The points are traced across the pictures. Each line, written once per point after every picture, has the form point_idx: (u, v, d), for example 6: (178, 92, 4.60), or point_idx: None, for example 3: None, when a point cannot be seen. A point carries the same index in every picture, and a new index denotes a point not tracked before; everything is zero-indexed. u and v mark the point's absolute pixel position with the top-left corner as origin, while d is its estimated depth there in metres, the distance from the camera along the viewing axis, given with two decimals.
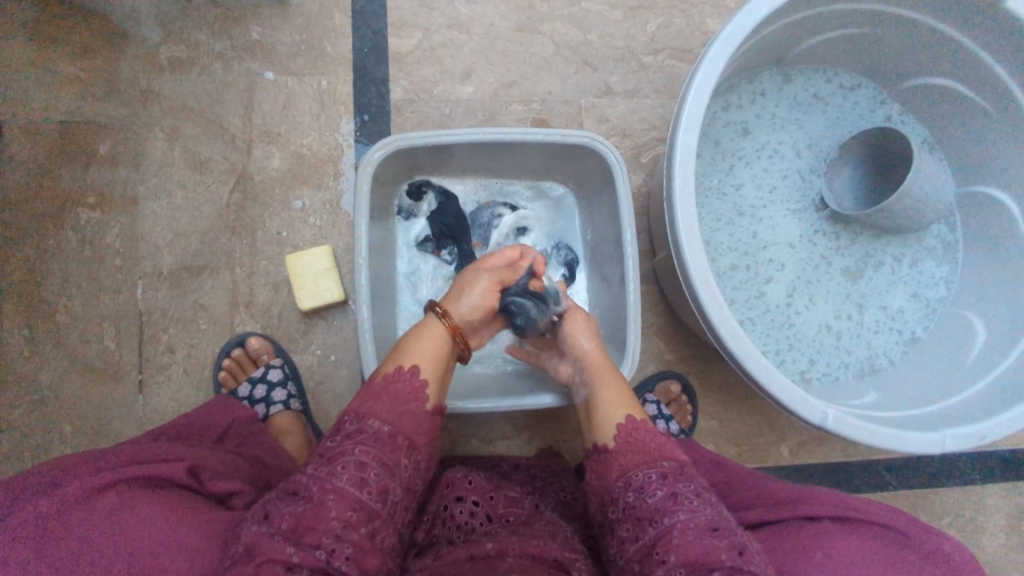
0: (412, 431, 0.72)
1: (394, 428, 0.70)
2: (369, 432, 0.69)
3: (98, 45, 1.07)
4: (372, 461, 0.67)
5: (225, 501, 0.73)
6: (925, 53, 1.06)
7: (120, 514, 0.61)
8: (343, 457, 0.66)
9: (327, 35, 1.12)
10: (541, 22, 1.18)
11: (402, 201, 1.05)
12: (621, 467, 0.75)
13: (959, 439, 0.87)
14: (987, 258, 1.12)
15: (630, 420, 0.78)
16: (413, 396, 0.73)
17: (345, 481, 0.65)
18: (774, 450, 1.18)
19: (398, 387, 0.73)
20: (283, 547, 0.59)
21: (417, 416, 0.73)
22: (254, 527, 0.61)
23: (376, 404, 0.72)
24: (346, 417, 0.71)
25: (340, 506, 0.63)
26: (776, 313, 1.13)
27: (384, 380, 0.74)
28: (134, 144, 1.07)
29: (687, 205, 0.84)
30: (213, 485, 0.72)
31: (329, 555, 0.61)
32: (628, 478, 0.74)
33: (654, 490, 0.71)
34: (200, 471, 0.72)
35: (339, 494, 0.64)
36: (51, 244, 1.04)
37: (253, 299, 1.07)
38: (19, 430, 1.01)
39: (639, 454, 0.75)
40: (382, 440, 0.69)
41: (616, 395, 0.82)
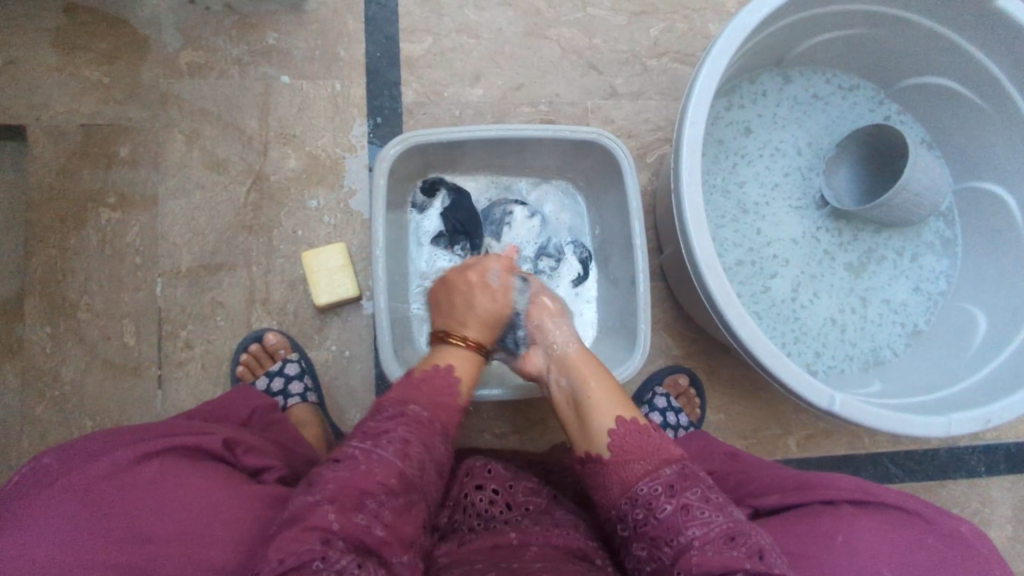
0: (447, 420, 0.78)
1: (432, 414, 0.76)
2: (412, 415, 0.74)
3: (120, 51, 1.11)
4: (414, 439, 0.71)
5: (255, 475, 0.78)
6: (920, 53, 1.10)
7: (164, 481, 0.65)
8: (387, 433, 0.70)
9: (341, 40, 1.16)
10: (547, 27, 1.22)
11: (416, 197, 1.08)
12: (623, 482, 0.75)
13: (965, 422, 0.89)
14: (987, 251, 1.15)
15: (622, 423, 0.78)
16: (447, 390, 0.80)
17: (391, 453, 0.68)
18: (781, 443, 1.20)
19: (436, 381, 0.81)
20: (325, 513, 0.61)
21: (451, 408, 0.79)
22: (304, 497, 0.64)
23: (416, 393, 0.78)
24: (386, 403, 0.76)
25: (384, 471, 0.66)
26: (781, 307, 1.15)
27: (423, 372, 0.81)
28: (154, 146, 1.10)
29: (695, 197, 0.87)
30: (246, 459, 0.77)
31: (370, 523, 0.63)
32: (631, 493, 0.74)
33: (662, 505, 0.71)
34: (233, 445, 0.77)
35: (383, 462, 0.67)
36: (74, 243, 1.07)
37: (269, 296, 1.09)
38: (40, 426, 1.03)
39: (638, 459, 0.75)
40: (423, 424, 0.74)
41: (605, 395, 0.82)
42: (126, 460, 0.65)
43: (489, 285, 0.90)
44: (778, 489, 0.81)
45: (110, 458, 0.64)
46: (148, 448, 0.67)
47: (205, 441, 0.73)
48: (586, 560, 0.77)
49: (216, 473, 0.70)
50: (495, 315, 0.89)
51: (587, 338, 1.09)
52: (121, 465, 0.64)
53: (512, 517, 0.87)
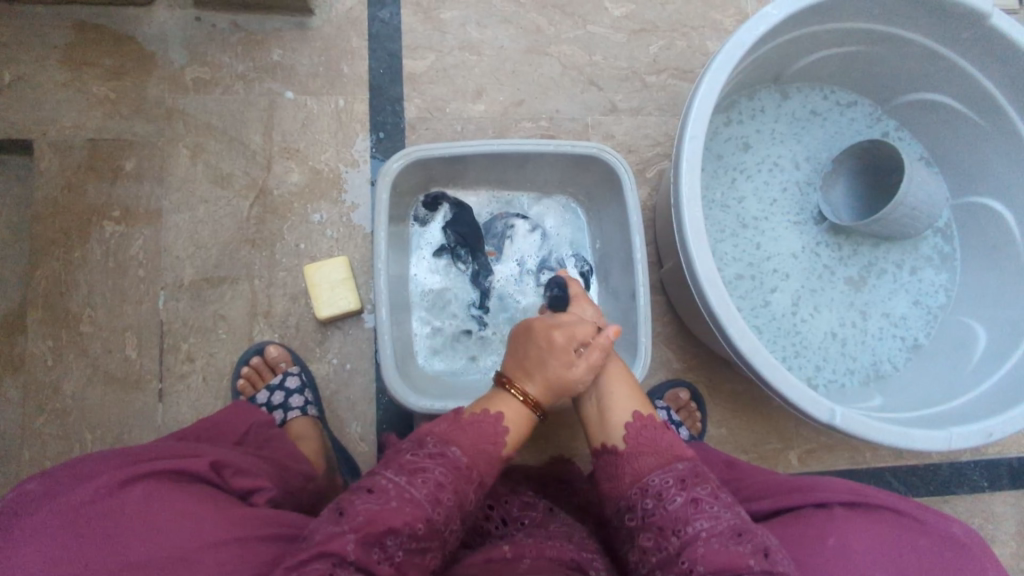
0: (484, 470, 0.75)
1: (472, 461, 0.74)
2: (450, 458, 0.72)
3: (128, 67, 1.12)
4: (449, 485, 0.70)
5: (246, 497, 0.78)
6: (916, 71, 1.12)
7: (151, 504, 0.65)
8: (424, 474, 0.70)
9: (345, 57, 1.18)
10: (548, 44, 1.23)
11: (418, 211, 1.08)
12: (635, 472, 0.77)
13: (965, 435, 0.89)
14: (985, 265, 1.15)
15: (638, 420, 0.80)
16: (493, 440, 0.77)
17: (423, 494, 0.68)
18: (782, 457, 1.19)
19: (483, 427, 0.77)
20: (347, 543, 0.62)
21: (490, 459, 0.76)
22: (330, 524, 0.64)
23: (462, 435, 0.75)
24: (429, 438, 0.75)
25: (412, 513, 0.66)
26: (782, 321, 1.15)
27: (472, 417, 0.77)
28: (159, 160, 1.11)
29: (694, 211, 0.88)
30: (235, 481, 0.78)
31: (381, 560, 0.63)
32: (643, 483, 0.75)
33: (672, 496, 0.73)
34: (223, 468, 0.77)
35: (414, 502, 0.67)
36: (78, 256, 1.07)
37: (271, 309, 1.10)
38: (40, 439, 1.03)
39: (653, 456, 0.77)
40: (459, 469, 0.72)
41: (626, 394, 0.84)
42: (108, 486, 0.65)
43: (571, 357, 0.81)
44: (773, 494, 0.81)
45: (94, 484, 0.65)
46: (133, 472, 0.67)
47: (193, 465, 0.73)
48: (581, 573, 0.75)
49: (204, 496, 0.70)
50: (562, 380, 0.82)
51: None
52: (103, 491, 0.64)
53: (509, 531, 0.86)
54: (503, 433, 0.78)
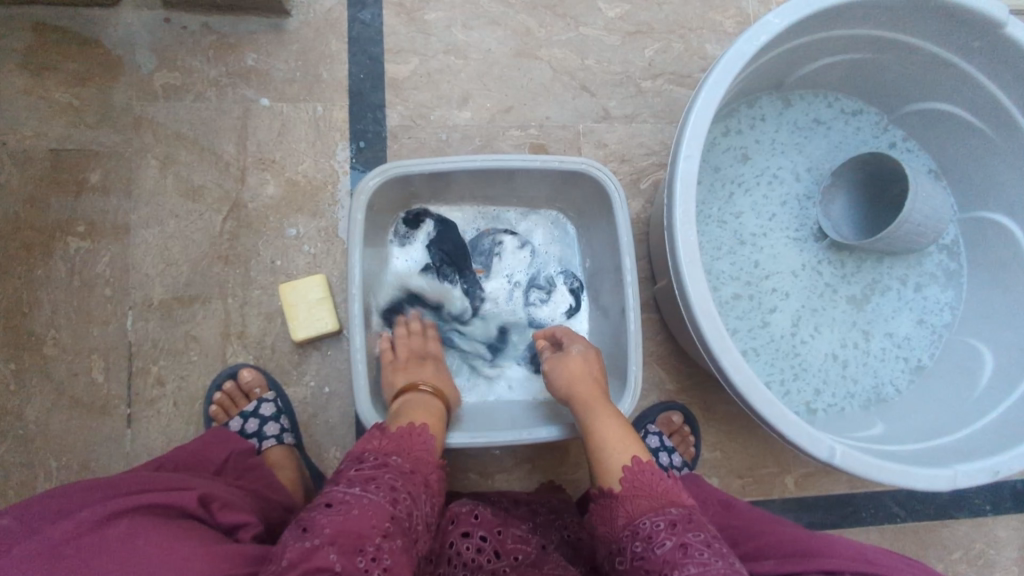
0: (428, 474, 0.74)
1: (413, 466, 0.72)
2: (393, 465, 0.71)
3: (92, 72, 1.06)
4: (400, 487, 0.68)
5: (231, 533, 0.75)
6: (925, 79, 1.06)
7: (133, 539, 0.62)
8: (375, 479, 0.67)
9: (323, 61, 1.12)
10: (538, 47, 1.17)
11: (399, 229, 1.03)
12: (628, 515, 0.73)
13: (971, 474, 0.85)
14: (992, 284, 1.10)
15: (635, 462, 0.76)
16: (424, 443, 0.75)
17: (381, 496, 0.66)
18: (778, 481, 1.15)
19: (413, 440, 0.75)
20: (327, 554, 0.59)
21: (428, 463, 0.75)
22: (297, 543, 0.61)
23: (395, 447, 0.73)
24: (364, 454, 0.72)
25: (378, 514, 0.64)
26: (781, 342, 1.11)
27: (398, 429, 0.76)
28: (126, 172, 1.06)
29: (688, 235, 0.83)
30: (221, 517, 0.74)
31: (369, 564, 0.60)
32: (635, 526, 0.71)
33: (662, 540, 0.68)
34: (210, 501, 0.75)
35: (374, 504, 0.64)
36: (41, 274, 1.02)
37: (245, 330, 1.05)
38: (2, 468, 0.98)
39: (646, 501, 0.72)
40: (404, 474, 0.70)
41: (621, 432, 0.80)
42: (90, 520, 0.62)
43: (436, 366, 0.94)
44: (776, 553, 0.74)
45: (76, 518, 0.63)
46: (117, 508, 0.65)
47: (179, 497, 0.71)
48: None
49: (189, 530, 0.68)
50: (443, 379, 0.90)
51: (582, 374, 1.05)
52: (85, 526, 0.62)
53: (499, 568, 0.82)
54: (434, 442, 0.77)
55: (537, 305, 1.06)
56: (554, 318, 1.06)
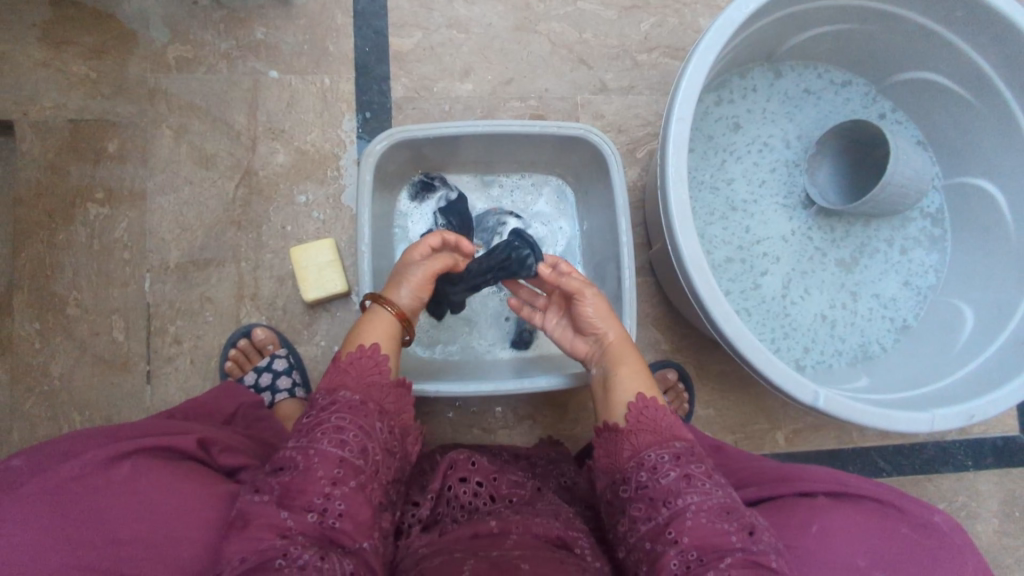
0: (383, 399, 0.75)
1: (364, 396, 0.73)
2: (341, 401, 0.72)
3: (108, 46, 1.10)
4: (348, 423, 0.70)
5: (232, 475, 0.78)
6: (911, 48, 1.10)
7: (139, 483, 0.64)
8: (321, 426, 0.70)
9: (329, 35, 1.15)
10: (537, 21, 1.21)
11: (415, 192, 1.09)
12: (632, 446, 0.76)
13: (948, 417, 0.90)
14: (974, 246, 1.15)
15: (641, 399, 0.79)
16: (377, 369, 0.76)
17: (326, 444, 0.68)
18: (769, 437, 1.20)
19: (364, 363, 0.76)
20: (276, 513, 0.64)
21: (385, 386, 0.75)
22: (248, 498, 0.66)
23: (345, 377, 0.75)
24: (319, 394, 0.74)
25: (325, 465, 0.67)
26: (772, 304, 1.15)
27: (349, 355, 0.77)
28: (142, 141, 1.10)
29: (681, 193, 0.87)
30: (223, 459, 0.77)
31: (321, 516, 0.65)
32: (640, 458, 0.75)
33: (667, 471, 0.73)
34: (209, 444, 0.76)
35: (322, 455, 0.68)
36: (61, 239, 1.07)
37: (258, 292, 1.09)
38: (30, 420, 1.04)
39: (650, 435, 0.76)
40: (355, 407, 0.72)
41: (631, 373, 0.83)
42: (96, 462, 0.63)
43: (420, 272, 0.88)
44: (758, 480, 0.82)
45: (82, 459, 0.63)
46: (122, 449, 0.66)
47: (181, 441, 0.72)
48: (567, 550, 0.78)
49: (192, 472, 0.70)
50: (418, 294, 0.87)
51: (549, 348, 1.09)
52: (92, 468, 0.63)
53: (495, 509, 0.86)
54: (387, 361, 0.77)
55: None
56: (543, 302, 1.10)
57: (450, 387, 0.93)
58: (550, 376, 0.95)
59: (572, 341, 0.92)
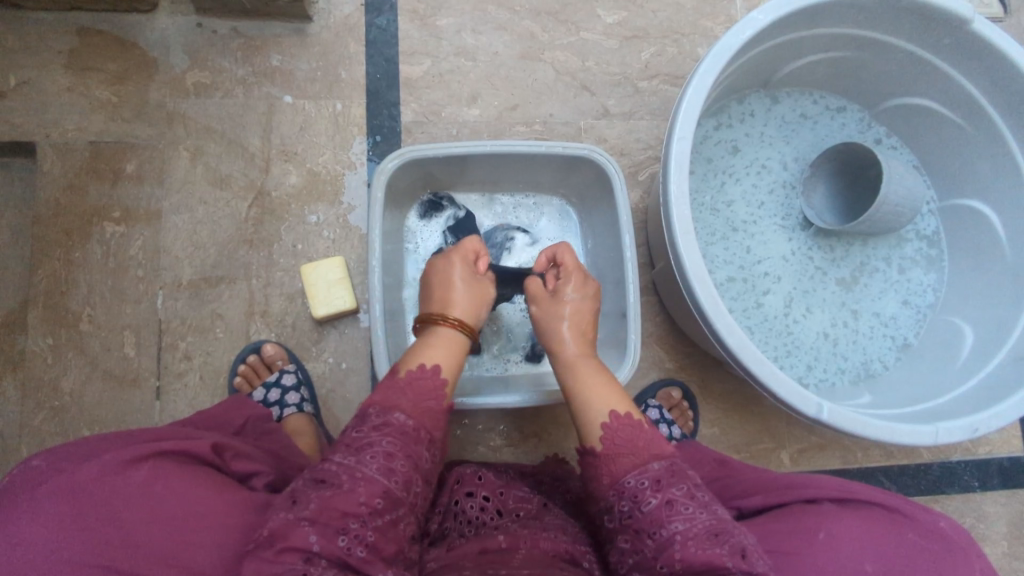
0: (432, 427, 0.76)
1: (417, 422, 0.74)
2: (394, 425, 0.73)
3: (130, 72, 1.15)
4: (398, 452, 0.71)
5: (244, 481, 0.80)
6: (903, 74, 1.14)
7: (154, 486, 0.65)
8: (370, 447, 0.70)
9: (342, 62, 1.20)
10: (542, 50, 1.26)
11: (424, 211, 1.12)
12: (611, 474, 0.75)
13: (952, 431, 0.91)
14: (972, 265, 1.17)
15: (614, 416, 0.78)
16: (433, 393, 0.78)
17: (373, 470, 0.69)
18: (774, 456, 1.20)
19: (421, 384, 0.78)
20: (307, 534, 0.63)
21: (436, 413, 0.77)
22: (283, 514, 0.65)
23: (401, 397, 0.76)
24: (371, 409, 0.75)
25: (367, 491, 0.67)
26: (775, 322, 1.17)
27: (408, 375, 0.78)
28: (159, 163, 1.13)
29: (682, 210, 0.90)
30: (235, 465, 0.79)
31: (350, 543, 0.64)
32: (619, 486, 0.74)
33: (648, 498, 0.71)
34: (223, 449, 0.78)
35: (366, 479, 0.68)
36: (77, 257, 1.10)
37: (268, 309, 1.11)
38: (39, 435, 1.05)
39: (629, 458, 0.75)
40: (407, 433, 0.73)
41: (604, 390, 0.82)
42: (114, 463, 0.64)
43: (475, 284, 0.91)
44: (764, 489, 0.83)
45: (100, 461, 0.64)
46: (140, 452, 0.67)
47: (194, 446, 0.74)
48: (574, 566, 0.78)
49: (204, 478, 0.71)
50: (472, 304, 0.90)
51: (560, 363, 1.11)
52: (109, 469, 0.64)
53: (503, 523, 0.85)
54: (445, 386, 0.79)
55: None
56: None
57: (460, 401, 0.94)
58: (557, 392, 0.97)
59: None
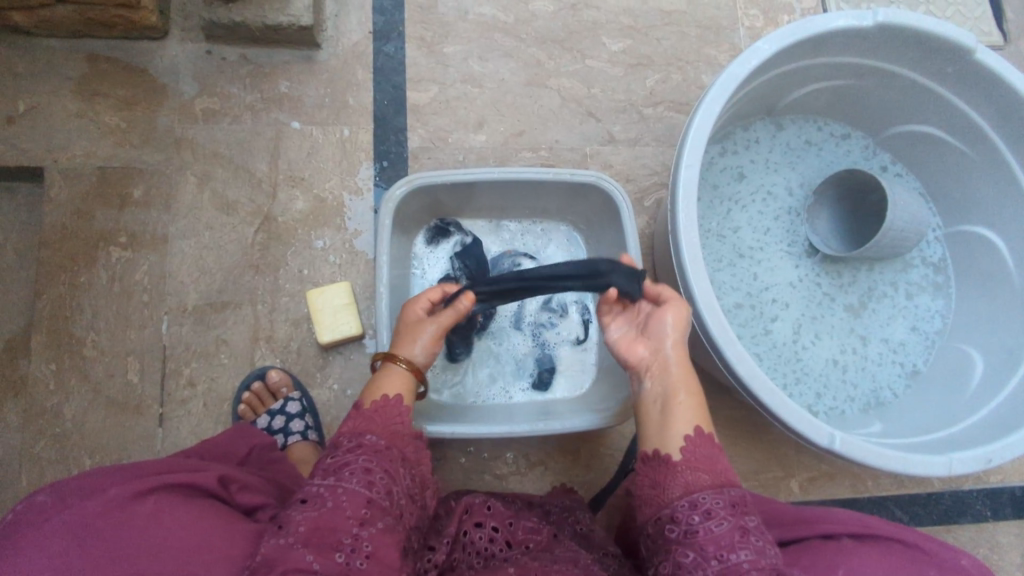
0: (405, 447, 0.75)
1: (388, 440, 0.73)
2: (367, 444, 0.72)
3: (140, 98, 1.16)
4: (376, 466, 0.70)
5: (250, 513, 0.78)
6: (907, 103, 1.14)
7: (162, 520, 0.64)
8: (348, 466, 0.69)
9: (350, 89, 1.21)
10: (548, 77, 1.27)
11: (430, 237, 1.12)
12: (686, 485, 0.71)
13: (965, 462, 0.90)
14: (979, 292, 1.17)
15: (699, 433, 0.75)
16: (400, 415, 0.76)
17: (354, 483, 0.67)
18: (783, 485, 1.19)
19: (387, 411, 0.76)
20: (302, 554, 0.61)
21: (406, 432, 0.76)
22: (273, 540, 0.63)
23: (368, 422, 0.74)
24: (340, 437, 0.73)
25: (353, 503, 0.66)
26: (783, 349, 1.16)
27: (373, 404, 0.76)
28: (167, 188, 1.14)
29: (692, 237, 0.89)
30: (240, 497, 0.77)
31: (348, 557, 0.63)
32: (693, 498, 0.70)
33: (722, 519, 0.68)
34: (229, 482, 0.77)
35: (350, 493, 0.67)
36: (83, 282, 1.09)
37: (273, 334, 1.11)
38: (39, 463, 1.03)
39: (705, 475, 0.71)
40: (381, 450, 0.72)
41: (691, 400, 0.78)
42: (121, 496, 0.63)
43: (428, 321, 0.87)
44: (780, 523, 0.82)
45: (106, 495, 0.63)
46: (146, 484, 0.66)
47: (201, 478, 0.72)
48: None
49: (212, 510, 0.69)
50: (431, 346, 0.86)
51: (567, 392, 1.10)
52: (115, 503, 0.63)
53: (511, 555, 0.84)
54: (408, 409, 0.78)
55: (549, 326, 1.13)
56: (558, 342, 1.13)
57: (463, 430, 0.93)
58: (582, 419, 0.96)
59: (629, 345, 0.85)
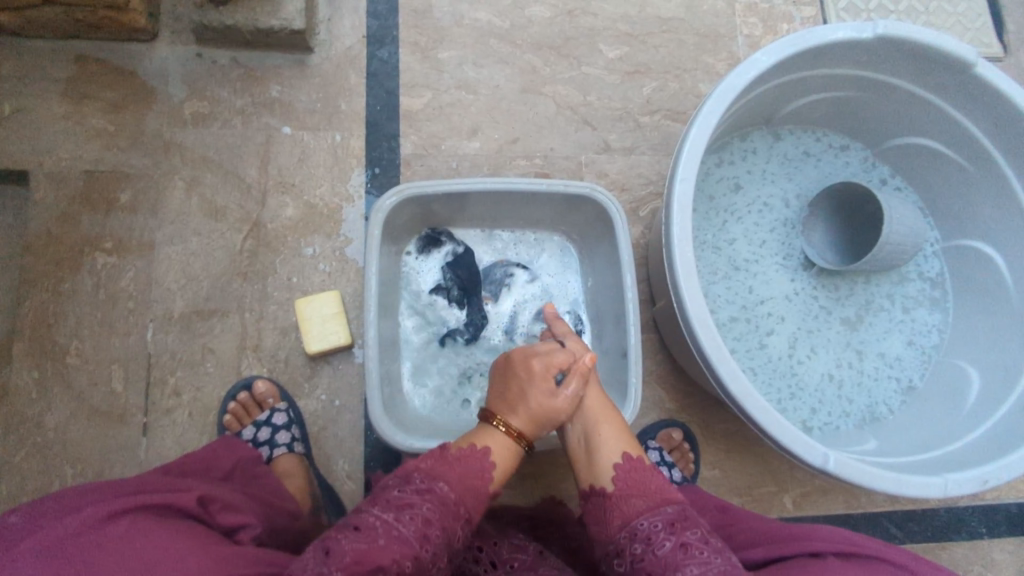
0: (473, 506, 0.71)
1: (459, 496, 0.70)
2: (437, 492, 0.68)
3: (129, 101, 1.14)
4: (436, 520, 0.66)
5: (231, 534, 0.74)
6: (906, 115, 1.13)
7: (136, 539, 0.62)
8: (411, 508, 0.65)
9: (342, 94, 1.19)
10: (543, 84, 1.25)
11: (421, 246, 1.10)
12: (623, 515, 0.71)
13: (962, 483, 0.88)
14: (975, 307, 1.15)
15: (628, 460, 0.76)
16: (480, 472, 0.73)
17: (410, 531, 0.63)
18: (777, 500, 1.17)
19: (470, 464, 0.73)
20: None
21: (479, 493, 0.72)
22: (314, 566, 0.60)
23: (447, 469, 0.71)
24: (415, 472, 0.70)
25: (401, 550, 0.62)
26: (778, 363, 1.15)
27: (459, 451, 0.74)
28: (154, 193, 1.12)
29: (686, 252, 0.88)
30: (223, 518, 0.74)
31: None
32: (631, 528, 0.70)
33: (662, 541, 0.68)
34: (208, 502, 0.74)
35: (402, 540, 0.62)
36: (67, 289, 1.07)
37: (260, 343, 1.09)
38: (19, 473, 1.01)
39: (642, 500, 0.71)
40: (447, 506, 0.68)
41: (614, 431, 0.79)
42: (94, 517, 0.62)
43: (555, 388, 0.80)
44: (769, 541, 0.80)
45: (81, 516, 0.62)
46: (120, 505, 0.64)
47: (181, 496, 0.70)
48: None
49: (190, 532, 0.67)
50: (548, 413, 0.79)
51: None
52: (88, 523, 0.61)
53: None
54: (490, 471, 0.74)
55: None
56: None
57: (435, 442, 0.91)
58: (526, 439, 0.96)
59: None
